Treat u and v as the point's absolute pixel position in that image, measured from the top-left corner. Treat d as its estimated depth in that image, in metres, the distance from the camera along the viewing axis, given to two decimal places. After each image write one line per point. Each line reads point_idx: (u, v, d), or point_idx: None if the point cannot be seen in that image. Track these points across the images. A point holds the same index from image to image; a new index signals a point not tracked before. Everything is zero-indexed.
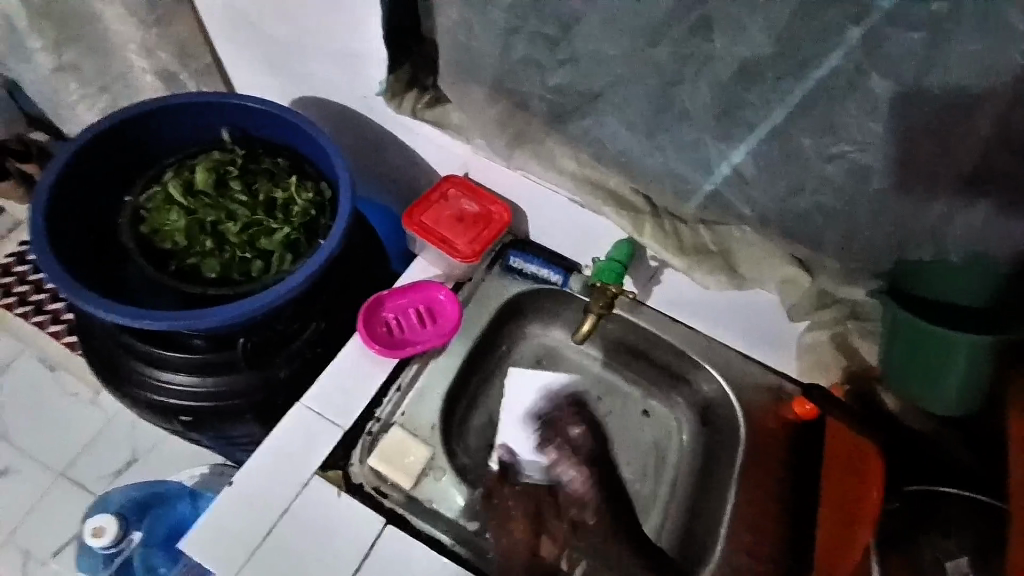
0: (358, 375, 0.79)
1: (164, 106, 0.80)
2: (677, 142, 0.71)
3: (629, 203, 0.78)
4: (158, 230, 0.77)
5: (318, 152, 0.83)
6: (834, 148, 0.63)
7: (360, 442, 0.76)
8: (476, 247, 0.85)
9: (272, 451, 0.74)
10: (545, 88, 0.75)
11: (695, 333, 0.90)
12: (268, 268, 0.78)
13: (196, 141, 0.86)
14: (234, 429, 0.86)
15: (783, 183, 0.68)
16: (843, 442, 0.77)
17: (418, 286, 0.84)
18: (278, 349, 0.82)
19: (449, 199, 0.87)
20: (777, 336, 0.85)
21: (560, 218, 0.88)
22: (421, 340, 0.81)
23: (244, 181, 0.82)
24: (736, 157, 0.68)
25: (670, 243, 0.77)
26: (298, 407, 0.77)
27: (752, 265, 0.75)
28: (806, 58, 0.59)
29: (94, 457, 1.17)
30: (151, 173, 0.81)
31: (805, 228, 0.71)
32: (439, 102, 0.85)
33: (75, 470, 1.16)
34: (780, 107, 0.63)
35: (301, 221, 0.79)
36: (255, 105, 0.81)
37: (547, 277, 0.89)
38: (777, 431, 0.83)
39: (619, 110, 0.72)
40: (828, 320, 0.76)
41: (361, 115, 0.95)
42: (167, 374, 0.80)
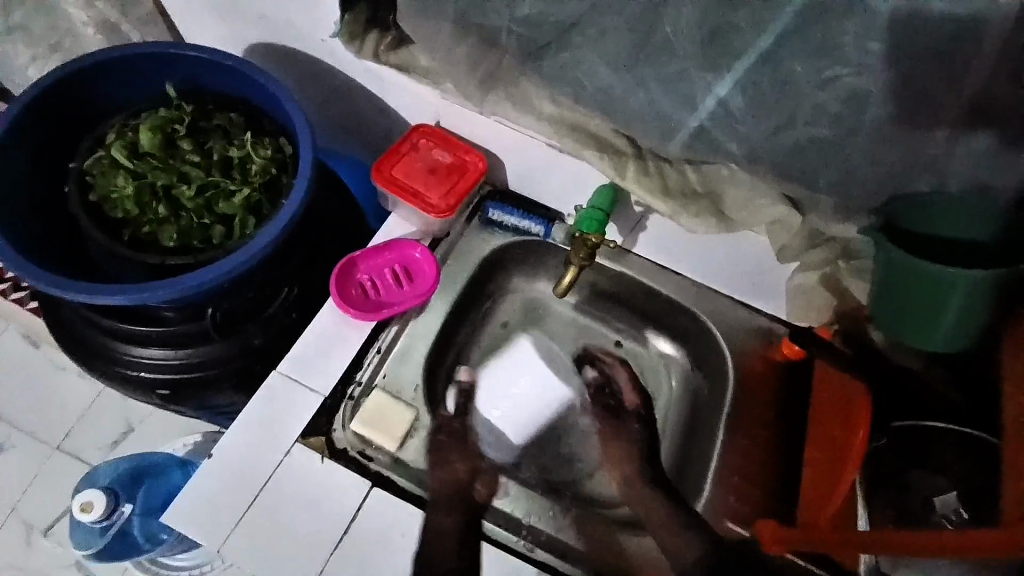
0: (335, 340, 0.77)
1: (101, 60, 0.73)
2: (659, 77, 0.65)
3: (611, 146, 0.74)
4: (105, 197, 0.72)
5: (274, 104, 0.77)
6: (827, 74, 0.58)
7: (342, 407, 0.74)
8: (451, 201, 0.80)
9: (252, 422, 0.72)
10: (513, 22, 0.68)
11: (684, 280, 0.88)
12: (230, 233, 0.73)
13: (141, 97, 0.79)
14: (215, 399, 0.84)
15: (771, 118, 0.63)
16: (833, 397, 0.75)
17: (391, 244, 0.80)
18: (250, 317, 0.78)
19: (420, 151, 0.82)
20: (767, 280, 0.82)
21: (540, 167, 0.83)
22: (398, 301, 0.78)
23: (196, 140, 0.76)
24: (723, 90, 0.63)
25: (655, 188, 0.73)
26: (274, 375, 0.75)
27: (740, 208, 0.71)
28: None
29: (87, 429, 1.16)
30: (92, 136, 0.74)
31: (795, 165, 0.67)
32: (403, 44, 0.80)
33: (71, 442, 1.15)
34: (769, 31, 0.57)
35: (262, 180, 0.74)
36: (198, 54, 0.74)
37: (528, 228, 0.86)
38: (765, 374, 0.82)
39: (595, 44, 0.66)
40: (818, 260, 0.74)
41: (323, 63, 0.87)
42: (138, 348, 0.77)
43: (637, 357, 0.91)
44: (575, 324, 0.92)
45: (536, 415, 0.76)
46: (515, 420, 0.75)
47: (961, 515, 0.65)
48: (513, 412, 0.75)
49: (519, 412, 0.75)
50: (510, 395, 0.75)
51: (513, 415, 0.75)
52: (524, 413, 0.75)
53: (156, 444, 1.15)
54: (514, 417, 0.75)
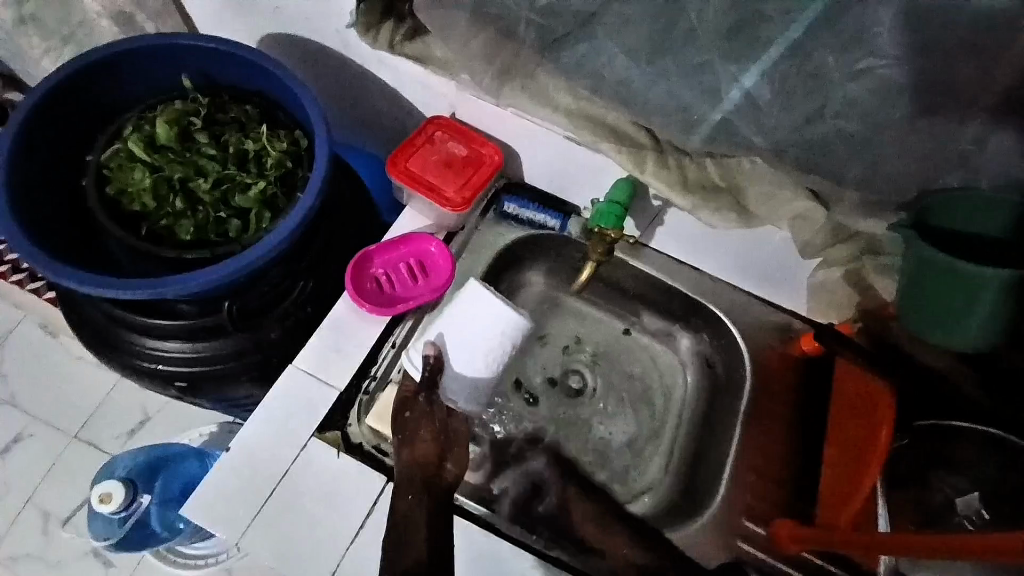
0: (350, 334, 0.77)
1: (117, 52, 0.73)
2: (681, 67, 0.63)
3: (631, 139, 0.72)
4: (123, 191, 0.71)
5: (290, 97, 0.76)
6: (857, 66, 0.56)
7: (357, 401, 0.74)
8: (467, 195, 0.80)
9: (271, 415, 0.72)
10: (532, 11, 0.67)
11: (701, 275, 0.87)
12: (246, 227, 0.73)
13: (157, 90, 0.79)
14: (232, 392, 0.85)
15: (798, 110, 0.61)
16: (852, 398, 0.75)
17: (407, 238, 0.80)
18: (266, 311, 0.78)
19: (436, 143, 0.81)
20: (787, 276, 0.81)
21: (557, 160, 0.82)
22: (414, 296, 0.78)
23: (211, 133, 0.75)
24: (748, 82, 0.61)
25: (674, 181, 0.72)
26: (290, 369, 0.75)
27: (762, 201, 0.69)
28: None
29: (104, 418, 1.17)
30: (109, 129, 0.74)
31: (819, 160, 0.65)
32: (419, 34, 0.78)
33: (89, 431, 1.17)
34: (798, 19, 0.55)
35: (277, 174, 0.74)
36: (213, 45, 0.73)
37: (543, 222, 0.86)
38: (781, 371, 0.82)
39: (615, 33, 0.64)
40: (842, 257, 0.73)
41: (338, 54, 0.86)
42: (157, 342, 0.77)
43: (654, 354, 0.89)
44: (589, 318, 0.91)
45: (498, 354, 0.74)
46: (474, 355, 0.73)
47: (983, 516, 0.64)
48: (472, 353, 0.73)
49: (478, 348, 0.73)
50: (469, 334, 0.73)
51: (471, 354, 0.73)
52: (485, 351, 0.74)
53: (172, 435, 1.16)
54: (473, 357, 0.73)
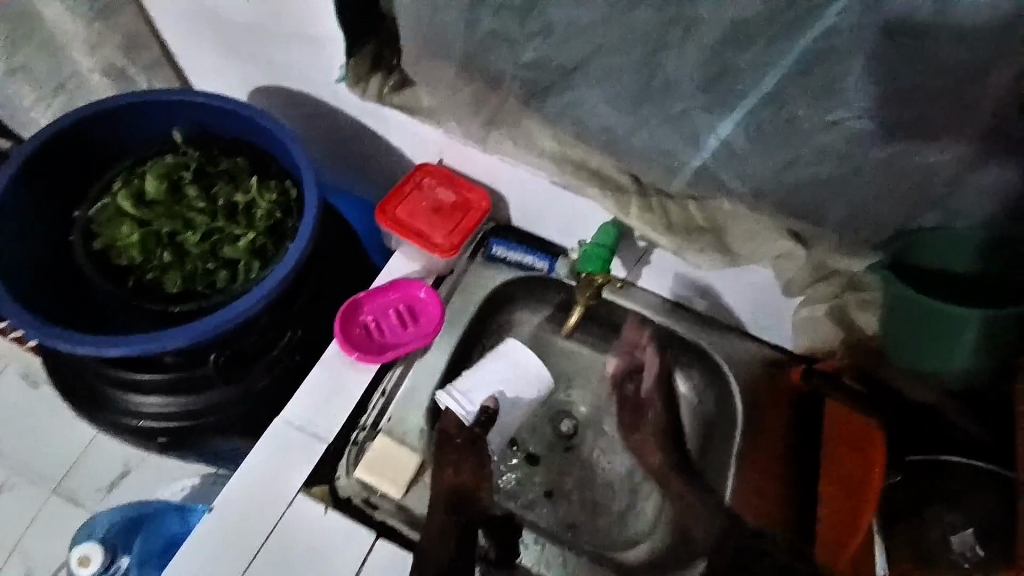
0: (339, 384, 0.76)
1: (109, 108, 0.74)
2: (662, 116, 0.65)
3: (615, 183, 0.74)
4: (110, 245, 0.71)
5: (280, 148, 0.78)
6: (831, 116, 0.58)
7: (346, 453, 0.73)
8: (455, 240, 0.81)
9: (258, 470, 0.71)
10: (516, 66, 0.68)
11: (689, 312, 0.88)
12: (235, 277, 0.73)
13: (148, 143, 0.80)
14: (218, 444, 0.83)
15: (776, 157, 0.63)
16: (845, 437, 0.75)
17: (395, 285, 0.80)
18: (254, 361, 0.77)
19: (424, 189, 0.83)
20: (774, 312, 0.82)
21: (543, 203, 0.84)
22: (403, 342, 0.78)
23: (201, 186, 0.76)
24: (724, 130, 0.63)
25: (658, 223, 0.74)
26: (278, 422, 0.74)
27: (743, 240, 0.72)
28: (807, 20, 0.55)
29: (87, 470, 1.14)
30: (98, 184, 0.75)
31: (798, 202, 0.66)
32: (407, 85, 0.80)
33: (70, 483, 1.13)
34: (773, 72, 0.57)
35: (267, 224, 0.74)
36: (205, 101, 0.75)
37: (532, 264, 0.87)
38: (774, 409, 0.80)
39: (597, 84, 0.66)
40: (824, 294, 0.73)
41: (328, 104, 0.88)
42: (142, 395, 0.76)
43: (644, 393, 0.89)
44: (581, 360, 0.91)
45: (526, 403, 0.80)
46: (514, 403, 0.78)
47: (977, 553, 0.63)
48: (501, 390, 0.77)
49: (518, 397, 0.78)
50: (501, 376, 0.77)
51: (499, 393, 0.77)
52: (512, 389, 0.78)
53: (155, 488, 1.13)
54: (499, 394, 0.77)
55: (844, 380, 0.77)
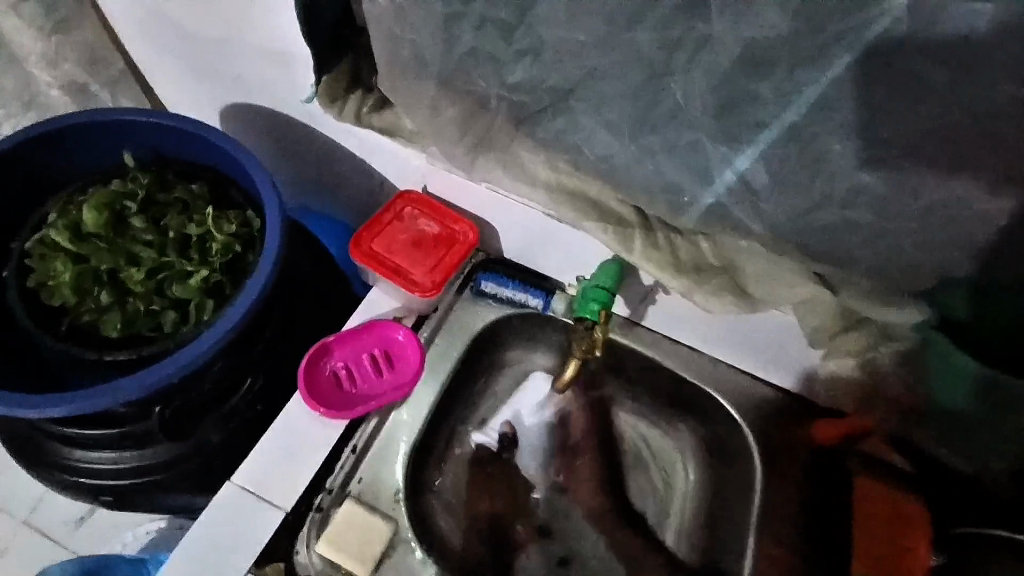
0: (302, 443, 0.67)
1: (51, 131, 0.68)
2: (667, 146, 0.56)
3: (616, 216, 0.65)
4: (43, 283, 0.64)
5: (243, 174, 0.71)
6: (871, 153, 0.49)
7: (308, 522, 0.65)
8: (438, 277, 0.72)
9: (202, 543, 0.62)
10: (502, 87, 0.60)
11: (697, 354, 0.80)
12: (185, 319, 0.65)
13: (97, 168, 0.73)
14: (170, 501, 0.74)
15: (800, 198, 0.54)
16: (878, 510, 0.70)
17: (370, 327, 0.72)
18: (206, 413, 0.69)
19: (404, 220, 0.75)
20: (790, 360, 0.74)
21: (536, 237, 0.75)
22: (377, 393, 0.70)
23: (150, 216, 0.68)
24: (742, 163, 0.54)
25: (665, 262, 0.65)
26: (229, 486, 0.65)
27: (761, 283, 0.62)
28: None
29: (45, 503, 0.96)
30: (35, 215, 0.68)
31: (826, 246, 0.57)
32: (388, 105, 0.72)
33: (29, 518, 0.96)
34: (797, 102, 0.48)
35: (223, 259, 0.66)
36: (159, 121, 0.69)
37: (525, 301, 0.79)
38: (796, 453, 0.75)
39: (593, 109, 0.57)
40: (855, 346, 0.62)
41: (302, 124, 0.81)
42: (78, 451, 0.68)
43: (647, 439, 0.80)
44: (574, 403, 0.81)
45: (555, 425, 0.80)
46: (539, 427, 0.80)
47: None
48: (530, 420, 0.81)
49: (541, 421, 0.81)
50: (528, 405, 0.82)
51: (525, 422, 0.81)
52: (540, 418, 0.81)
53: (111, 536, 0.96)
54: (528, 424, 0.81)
55: (887, 460, 0.72)
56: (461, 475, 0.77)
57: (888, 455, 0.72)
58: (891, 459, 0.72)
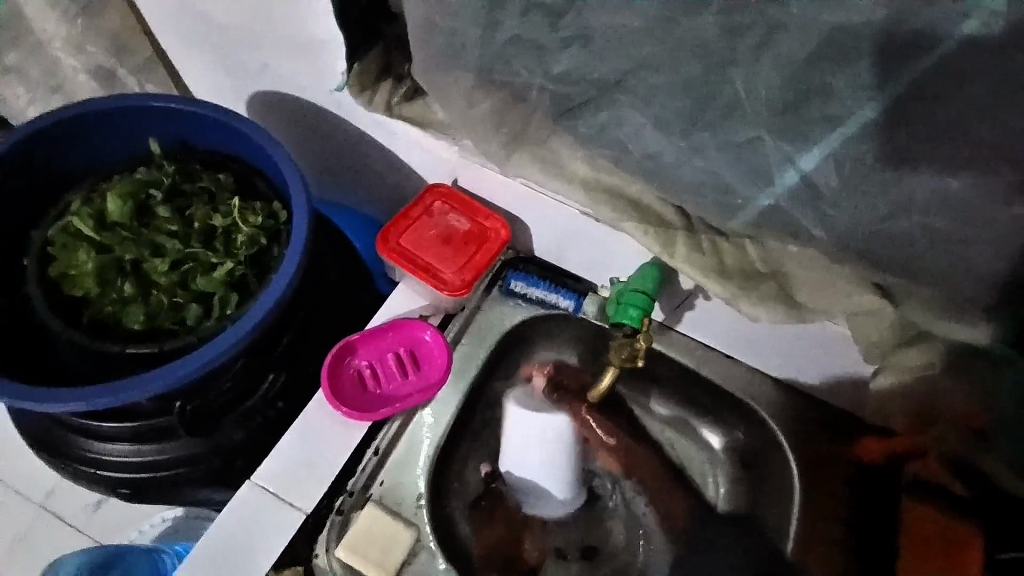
0: (323, 444, 0.65)
1: (77, 117, 0.66)
2: (723, 144, 0.52)
3: (656, 217, 0.61)
4: (65, 273, 0.62)
5: (270, 164, 0.69)
6: (954, 156, 0.44)
7: (328, 525, 0.64)
8: (467, 276, 0.69)
9: (220, 544, 0.61)
10: (544, 78, 0.56)
11: (735, 363, 0.76)
12: (208, 313, 0.63)
13: (123, 155, 0.72)
14: (188, 496, 0.73)
15: (871, 203, 0.49)
16: (925, 540, 0.64)
17: (397, 326, 0.69)
18: (227, 410, 0.67)
19: (433, 215, 0.72)
20: (838, 375, 0.69)
21: (570, 236, 0.72)
22: (401, 395, 0.67)
23: (174, 206, 0.66)
24: (805, 163, 0.49)
25: (708, 267, 0.60)
26: (249, 485, 0.63)
27: (812, 292, 0.58)
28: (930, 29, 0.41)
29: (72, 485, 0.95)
30: (58, 202, 0.66)
31: (896, 258, 0.52)
32: (418, 95, 0.69)
33: (56, 501, 0.95)
34: (875, 99, 0.44)
35: (248, 252, 0.64)
36: (186, 107, 0.67)
37: (555, 302, 0.75)
38: (837, 471, 0.70)
39: (642, 103, 0.53)
40: (913, 363, 0.58)
41: (330, 113, 0.78)
42: (98, 443, 0.67)
43: (673, 447, 0.78)
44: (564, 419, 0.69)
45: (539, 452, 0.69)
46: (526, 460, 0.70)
47: None
48: (541, 461, 0.70)
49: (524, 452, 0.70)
50: (527, 443, 0.69)
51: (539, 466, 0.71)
52: (552, 453, 0.69)
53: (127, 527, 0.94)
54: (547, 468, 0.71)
55: (945, 486, 0.65)
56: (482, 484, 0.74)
57: (943, 479, 0.65)
58: (947, 484, 0.65)
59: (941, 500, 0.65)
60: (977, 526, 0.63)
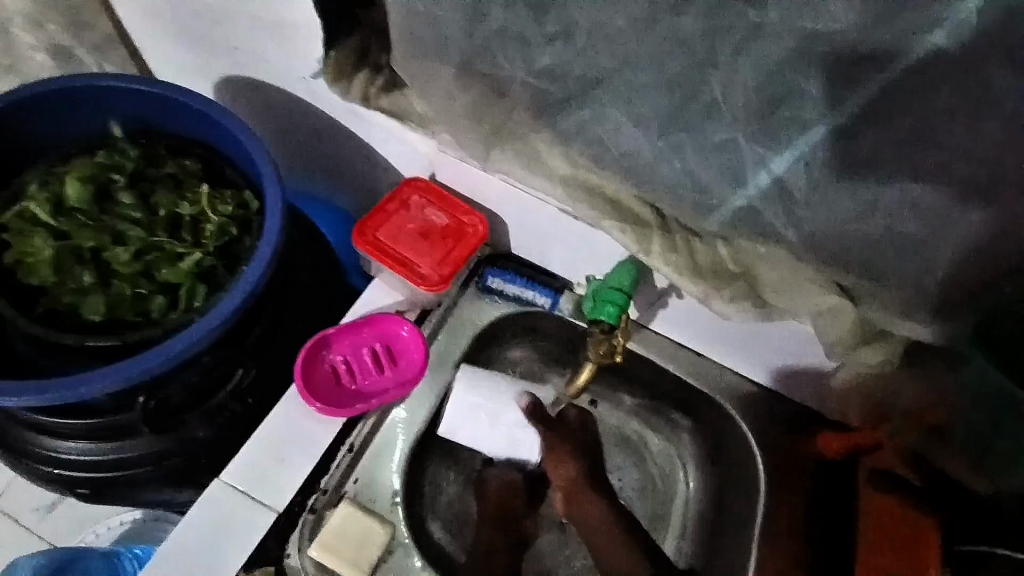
0: (293, 441, 0.63)
1: (32, 96, 0.63)
2: (700, 145, 0.53)
3: (633, 215, 0.61)
4: (20, 260, 0.59)
5: (240, 151, 0.66)
6: (914, 162, 0.47)
7: (301, 523, 0.62)
8: (445, 270, 0.69)
9: (188, 545, 0.59)
10: (527, 73, 0.56)
11: (705, 361, 0.78)
12: (174, 305, 0.60)
13: (85, 138, 0.68)
14: (149, 496, 0.70)
15: (839, 207, 0.51)
16: (890, 533, 0.65)
17: (373, 321, 0.68)
18: (193, 406, 0.64)
19: (411, 209, 0.71)
20: (801, 372, 0.72)
21: (547, 233, 0.72)
22: (376, 391, 0.66)
23: (139, 193, 0.63)
24: (779, 166, 0.51)
25: (682, 265, 0.61)
26: (217, 484, 0.61)
27: (781, 292, 0.59)
28: (898, 38, 0.44)
29: (25, 483, 0.91)
30: (12, 185, 0.63)
31: (861, 261, 0.54)
32: (396, 87, 0.67)
33: (4, 502, 0.90)
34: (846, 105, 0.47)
35: (217, 242, 0.62)
36: (150, 89, 0.64)
37: (531, 299, 0.76)
38: (801, 460, 0.73)
39: (623, 101, 0.54)
40: (875, 360, 0.60)
41: (304, 102, 0.76)
42: (52, 441, 0.63)
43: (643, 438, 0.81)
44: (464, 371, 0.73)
45: (479, 411, 0.72)
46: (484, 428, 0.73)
47: None
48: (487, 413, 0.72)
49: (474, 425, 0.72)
50: (467, 419, 0.72)
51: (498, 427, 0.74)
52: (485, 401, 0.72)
53: (76, 532, 0.89)
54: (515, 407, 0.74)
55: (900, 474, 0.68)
56: (460, 476, 0.76)
57: (898, 468, 0.69)
58: (903, 473, 0.68)
59: (901, 489, 0.68)
60: (937, 514, 0.65)
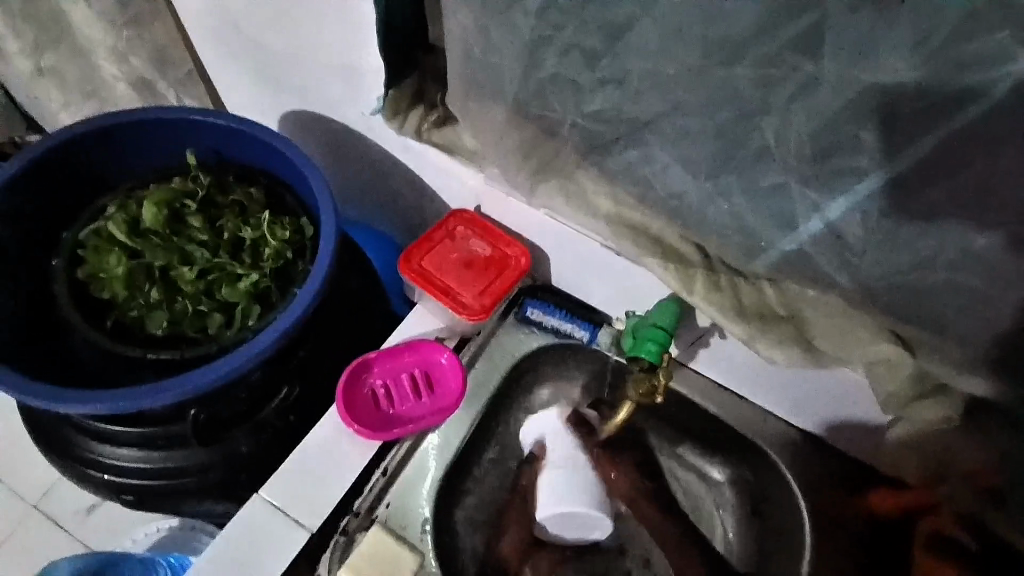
0: (332, 462, 0.65)
1: (118, 125, 0.69)
2: (749, 188, 0.53)
3: (677, 253, 0.62)
4: (95, 275, 0.64)
5: (300, 180, 0.70)
6: (977, 214, 0.45)
7: (332, 545, 0.63)
8: (487, 301, 0.70)
9: (222, 559, 0.60)
10: (579, 114, 0.58)
11: (748, 405, 0.75)
12: (230, 324, 0.64)
13: (161, 164, 0.74)
14: (191, 507, 0.72)
15: (893, 256, 0.50)
16: None
17: (414, 347, 0.69)
18: (240, 422, 0.67)
19: (456, 239, 0.73)
20: (850, 420, 0.69)
21: (590, 268, 0.72)
22: (413, 418, 0.67)
23: (206, 216, 0.68)
24: (832, 212, 0.50)
25: (727, 306, 0.61)
26: (256, 499, 0.63)
27: (831, 336, 0.58)
28: (962, 88, 0.41)
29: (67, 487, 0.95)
30: (94, 205, 0.68)
31: (916, 311, 0.52)
32: (449, 123, 0.70)
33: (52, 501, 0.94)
34: (903, 155, 0.45)
35: (273, 265, 0.65)
36: (222, 122, 0.69)
37: (570, 332, 0.76)
38: (849, 517, 0.70)
39: (671, 143, 0.55)
40: (932, 415, 0.57)
41: (360, 135, 0.80)
42: (106, 448, 0.66)
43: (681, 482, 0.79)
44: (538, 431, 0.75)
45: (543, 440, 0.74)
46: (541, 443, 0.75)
47: None
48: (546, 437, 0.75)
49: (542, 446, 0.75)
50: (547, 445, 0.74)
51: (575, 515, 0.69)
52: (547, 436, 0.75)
53: (115, 537, 0.91)
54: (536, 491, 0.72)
55: (956, 538, 0.61)
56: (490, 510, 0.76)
57: (951, 529, 0.62)
58: (959, 538, 0.61)
59: (957, 557, 0.61)
60: None
